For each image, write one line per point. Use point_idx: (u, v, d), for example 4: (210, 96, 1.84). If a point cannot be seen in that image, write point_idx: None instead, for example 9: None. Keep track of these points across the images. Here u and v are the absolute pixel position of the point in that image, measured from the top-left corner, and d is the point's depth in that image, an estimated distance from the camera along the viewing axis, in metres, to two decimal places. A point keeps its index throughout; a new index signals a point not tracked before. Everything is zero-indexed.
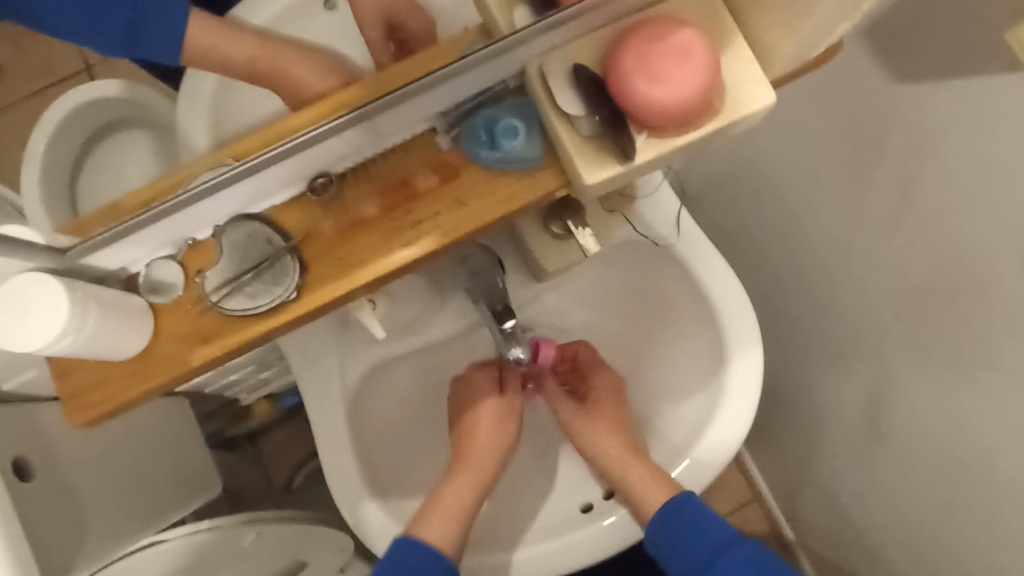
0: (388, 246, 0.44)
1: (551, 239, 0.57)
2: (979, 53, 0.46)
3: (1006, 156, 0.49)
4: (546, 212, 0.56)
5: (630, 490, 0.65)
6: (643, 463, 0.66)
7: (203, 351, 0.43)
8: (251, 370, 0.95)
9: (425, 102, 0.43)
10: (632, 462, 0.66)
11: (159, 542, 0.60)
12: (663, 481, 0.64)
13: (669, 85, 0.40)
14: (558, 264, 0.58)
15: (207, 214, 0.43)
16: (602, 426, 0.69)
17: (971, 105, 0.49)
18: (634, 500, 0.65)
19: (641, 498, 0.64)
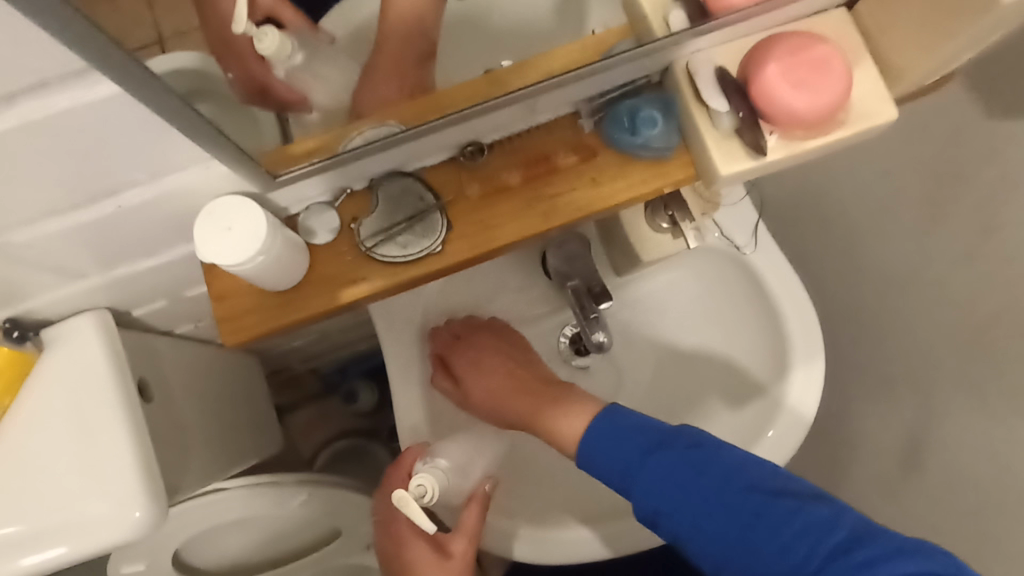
0: (525, 214, 0.48)
1: (650, 231, 0.61)
2: None
3: None
4: (653, 206, 0.60)
5: (533, 419, 0.62)
6: (536, 393, 0.64)
7: (351, 290, 0.47)
8: (313, 339, 0.98)
9: (577, 87, 0.48)
10: (556, 404, 0.61)
11: (219, 490, 0.71)
12: (577, 408, 0.59)
13: (808, 91, 0.44)
14: (654, 255, 0.61)
15: (370, 166, 0.47)
16: (486, 379, 0.66)
17: None
18: (551, 438, 0.60)
19: (560, 437, 0.59)
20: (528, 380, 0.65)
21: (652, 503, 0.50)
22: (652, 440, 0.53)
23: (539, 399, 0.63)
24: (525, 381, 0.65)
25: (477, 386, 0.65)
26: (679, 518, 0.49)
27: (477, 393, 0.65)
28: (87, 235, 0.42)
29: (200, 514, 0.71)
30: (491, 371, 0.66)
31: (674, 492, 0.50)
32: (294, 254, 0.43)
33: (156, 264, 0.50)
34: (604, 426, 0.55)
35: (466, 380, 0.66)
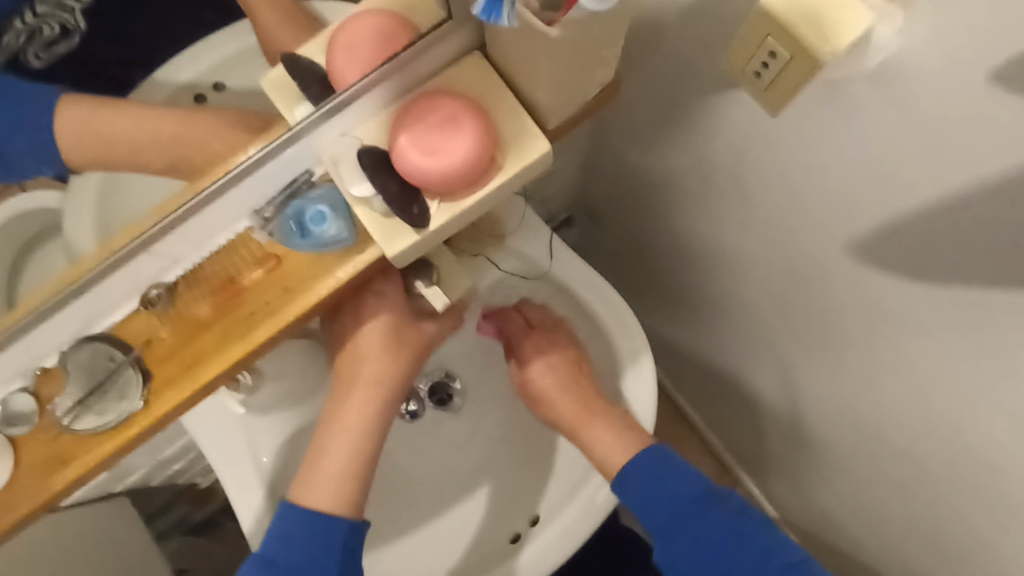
0: (226, 343, 0.47)
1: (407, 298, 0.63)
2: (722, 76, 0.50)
3: (783, 154, 0.52)
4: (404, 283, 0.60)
5: (603, 453, 0.67)
6: (608, 423, 0.68)
7: (63, 473, 0.45)
8: (192, 456, 0.97)
9: (234, 204, 0.46)
10: (588, 415, 0.69)
11: None
12: (629, 441, 0.67)
13: (439, 156, 0.43)
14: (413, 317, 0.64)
15: (48, 343, 0.46)
16: (551, 375, 0.71)
17: (741, 117, 0.52)
18: (601, 463, 0.68)
19: (609, 460, 0.67)
20: (584, 382, 0.72)
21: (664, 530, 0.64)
22: (689, 495, 0.63)
23: (574, 389, 0.71)
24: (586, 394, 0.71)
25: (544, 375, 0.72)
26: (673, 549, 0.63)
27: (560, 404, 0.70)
28: None
29: None
30: (557, 364, 0.72)
31: (710, 558, 0.62)
32: None
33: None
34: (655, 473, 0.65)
35: (524, 351, 0.74)
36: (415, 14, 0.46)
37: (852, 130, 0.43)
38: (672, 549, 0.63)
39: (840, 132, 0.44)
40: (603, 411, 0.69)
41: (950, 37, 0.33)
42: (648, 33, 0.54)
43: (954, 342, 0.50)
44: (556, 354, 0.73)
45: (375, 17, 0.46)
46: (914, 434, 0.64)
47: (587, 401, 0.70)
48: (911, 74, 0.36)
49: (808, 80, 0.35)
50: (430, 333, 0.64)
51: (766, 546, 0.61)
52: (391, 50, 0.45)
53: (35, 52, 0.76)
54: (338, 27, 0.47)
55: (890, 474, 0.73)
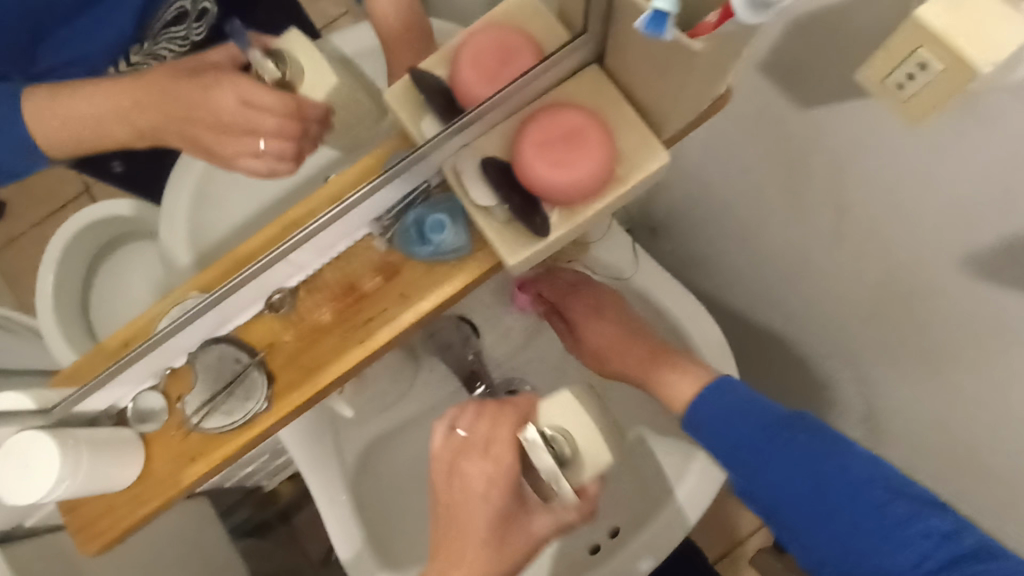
0: (346, 348, 0.48)
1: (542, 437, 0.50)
2: (836, 86, 0.50)
3: (896, 162, 0.51)
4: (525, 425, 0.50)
5: (659, 386, 0.67)
6: (671, 363, 0.68)
7: (191, 470, 0.47)
8: (265, 458, 0.99)
9: (358, 213, 0.48)
10: (652, 359, 0.70)
11: None
12: (685, 372, 0.67)
13: (564, 167, 0.44)
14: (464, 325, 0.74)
15: (181, 344, 0.48)
16: (605, 328, 0.73)
17: (856, 126, 0.51)
18: (662, 394, 0.67)
19: (670, 391, 0.66)
20: (642, 334, 0.73)
21: (767, 499, 0.55)
22: (767, 423, 0.57)
23: (628, 341, 0.72)
24: (635, 336, 0.73)
25: (597, 331, 0.73)
26: (786, 518, 0.54)
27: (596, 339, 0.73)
28: None
29: None
30: (607, 321, 0.73)
31: (799, 495, 0.52)
32: (121, 464, 0.45)
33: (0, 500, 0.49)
34: (721, 404, 0.61)
35: (586, 329, 0.74)
36: (535, 29, 0.47)
37: (984, 138, 0.42)
38: (754, 479, 0.56)
39: (969, 143, 0.43)
40: (670, 358, 0.69)
41: None
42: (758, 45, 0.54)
43: None
44: (607, 303, 0.74)
45: (496, 32, 0.47)
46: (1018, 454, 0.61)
47: (632, 333, 0.73)
48: None
49: (957, 92, 0.35)
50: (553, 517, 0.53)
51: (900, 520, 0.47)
52: (514, 65, 0.46)
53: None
54: (459, 42, 0.49)
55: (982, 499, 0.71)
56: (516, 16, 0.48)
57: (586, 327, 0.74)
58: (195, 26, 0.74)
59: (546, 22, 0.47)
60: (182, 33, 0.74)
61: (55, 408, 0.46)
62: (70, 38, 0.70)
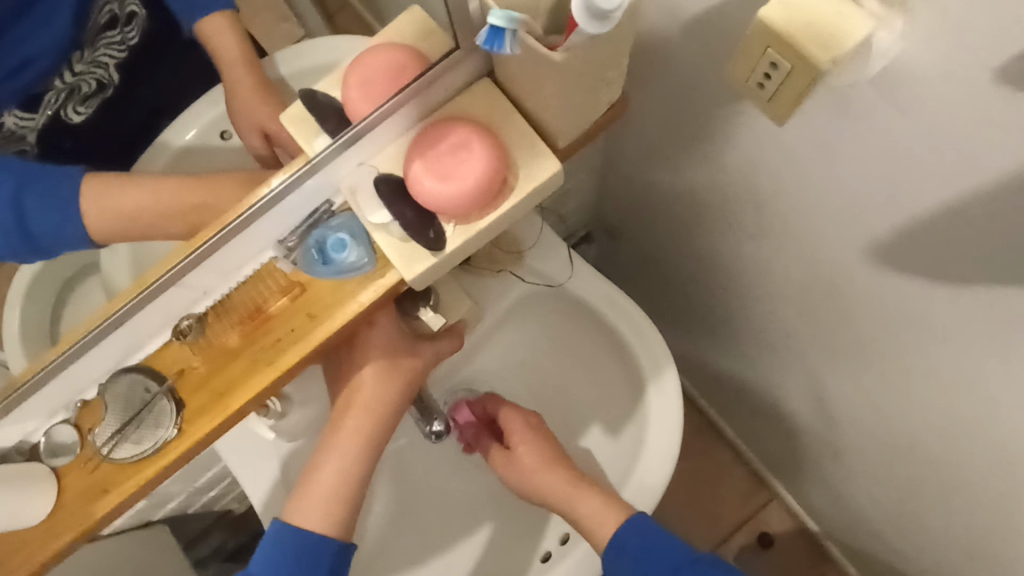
0: (254, 370, 0.48)
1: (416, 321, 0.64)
2: (725, 87, 0.50)
3: (793, 158, 0.51)
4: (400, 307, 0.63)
5: (589, 516, 0.66)
6: (596, 488, 0.67)
7: (103, 501, 0.47)
8: (227, 483, 0.98)
9: (257, 235, 0.48)
10: (574, 487, 0.68)
11: None
12: (616, 504, 0.66)
13: (453, 180, 0.44)
14: None
15: (88, 373, 0.48)
16: (522, 452, 0.71)
17: (752, 123, 0.52)
18: (588, 530, 0.66)
19: (597, 526, 0.65)
20: (563, 459, 0.71)
21: None
22: (670, 561, 0.62)
23: (558, 462, 0.70)
24: (558, 454, 0.71)
25: (524, 457, 0.71)
26: None
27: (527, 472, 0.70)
28: None
29: None
30: (528, 441, 0.72)
31: None
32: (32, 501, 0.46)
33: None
34: (644, 537, 0.63)
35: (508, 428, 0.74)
36: (425, 46, 0.48)
37: (860, 131, 0.43)
38: None
39: (849, 137, 0.44)
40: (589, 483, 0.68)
41: (954, 39, 0.33)
42: (654, 49, 0.55)
43: (984, 343, 0.49)
44: (532, 417, 0.74)
45: (386, 51, 0.48)
46: (949, 433, 0.62)
47: (558, 458, 0.71)
48: (915, 75, 0.36)
49: (809, 90, 0.36)
50: (429, 353, 0.64)
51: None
52: (403, 81, 0.47)
53: (74, 110, 0.81)
54: (353, 62, 0.49)
55: (932, 477, 0.71)
56: (407, 34, 0.49)
57: (513, 455, 0.72)
58: (127, 30, 0.84)
59: (435, 38, 0.48)
60: (117, 37, 0.84)
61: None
62: (21, 37, 0.74)
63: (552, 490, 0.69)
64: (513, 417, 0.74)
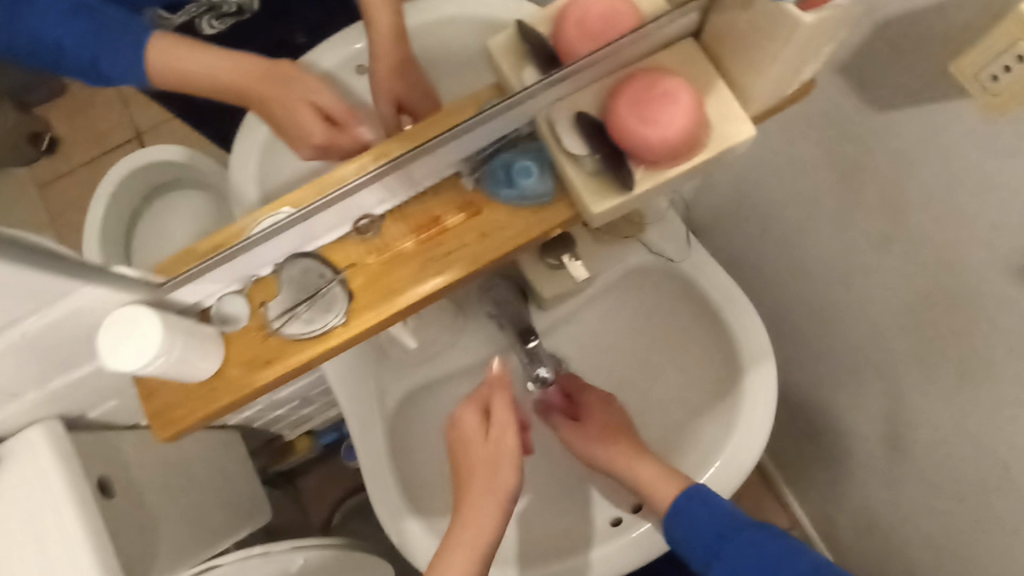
0: (424, 275, 0.51)
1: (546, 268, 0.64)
2: (925, 79, 0.52)
3: (969, 163, 0.53)
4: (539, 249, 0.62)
5: (646, 480, 0.67)
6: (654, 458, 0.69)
7: (267, 371, 0.50)
8: (293, 405, 1.02)
9: (451, 153, 0.50)
10: (635, 455, 0.69)
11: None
12: (673, 474, 0.67)
13: (658, 125, 0.46)
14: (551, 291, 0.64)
15: (270, 254, 0.50)
16: (591, 423, 0.73)
17: (933, 125, 0.53)
18: (649, 495, 0.67)
19: (654, 491, 0.66)
20: (628, 431, 0.73)
21: None
22: (716, 529, 0.62)
23: (619, 436, 0.71)
24: (626, 429, 0.73)
25: (597, 417, 0.73)
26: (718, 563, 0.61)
27: (597, 437, 0.71)
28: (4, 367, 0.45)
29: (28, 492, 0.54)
30: (606, 409, 0.74)
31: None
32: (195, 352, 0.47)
33: (82, 378, 0.53)
34: (702, 509, 0.63)
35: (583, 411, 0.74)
36: None
37: None
38: None
39: None
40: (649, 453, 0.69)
41: None
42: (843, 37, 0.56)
43: None
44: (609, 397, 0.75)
45: None
46: None
47: (625, 429, 0.72)
48: None
49: None
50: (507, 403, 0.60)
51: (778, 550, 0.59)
52: (619, 26, 0.48)
53: (208, 24, 0.70)
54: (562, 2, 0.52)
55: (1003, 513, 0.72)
56: None
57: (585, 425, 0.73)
58: None
59: None
60: None
61: (163, 284, 0.46)
62: None
63: (611, 460, 0.70)
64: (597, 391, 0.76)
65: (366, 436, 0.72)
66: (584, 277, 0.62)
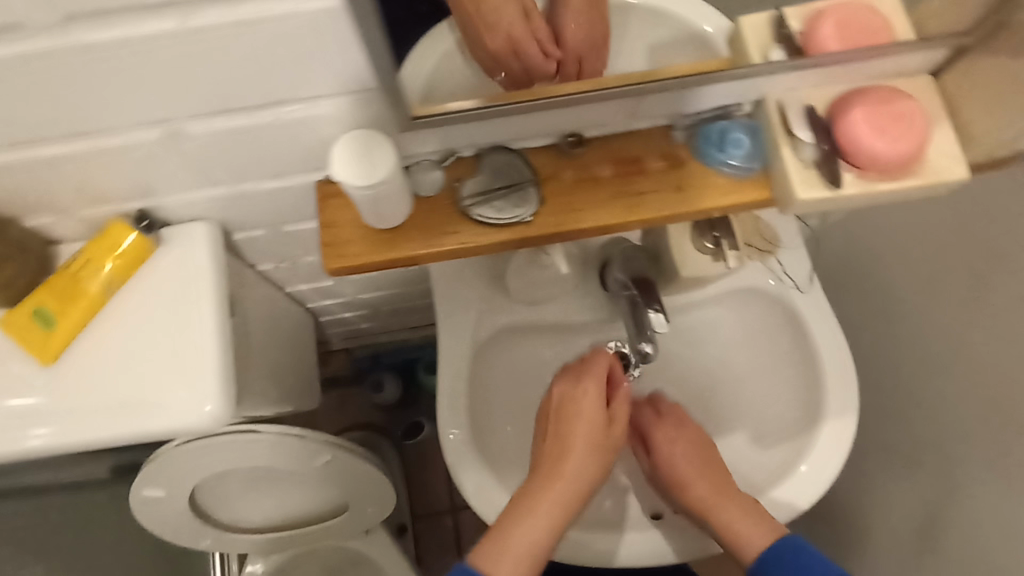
0: (612, 204, 0.53)
1: (695, 249, 0.66)
2: None
3: None
4: (702, 226, 0.65)
5: (731, 524, 0.65)
6: (743, 500, 0.66)
7: (444, 240, 0.52)
8: (364, 312, 1.04)
9: (675, 103, 0.53)
10: (723, 498, 0.67)
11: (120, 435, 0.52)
12: (765, 522, 0.65)
13: (887, 138, 0.48)
14: (692, 272, 0.66)
15: (482, 136, 0.52)
16: (680, 452, 0.70)
17: None
18: (730, 538, 0.65)
19: (740, 537, 0.65)
20: (717, 470, 0.70)
21: None
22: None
23: (707, 476, 0.68)
24: (715, 468, 0.70)
25: (680, 458, 0.70)
26: None
27: (682, 469, 0.69)
28: (222, 148, 0.47)
29: (159, 281, 0.54)
30: (692, 445, 0.71)
31: None
32: (397, 202, 0.49)
33: (269, 190, 0.54)
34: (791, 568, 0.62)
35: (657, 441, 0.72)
36: (895, 17, 0.51)
37: None
38: None
39: None
40: (741, 498, 0.67)
41: None
42: None
43: None
44: (694, 435, 0.72)
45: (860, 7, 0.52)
46: None
47: (708, 468, 0.69)
48: None
49: None
50: (595, 392, 0.66)
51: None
52: (874, 38, 0.51)
53: None
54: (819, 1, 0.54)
55: None
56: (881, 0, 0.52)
57: (666, 464, 0.71)
58: None
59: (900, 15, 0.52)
60: None
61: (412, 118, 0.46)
62: None
63: (696, 496, 0.68)
64: (688, 427, 0.72)
65: (454, 354, 0.74)
66: (735, 267, 0.64)
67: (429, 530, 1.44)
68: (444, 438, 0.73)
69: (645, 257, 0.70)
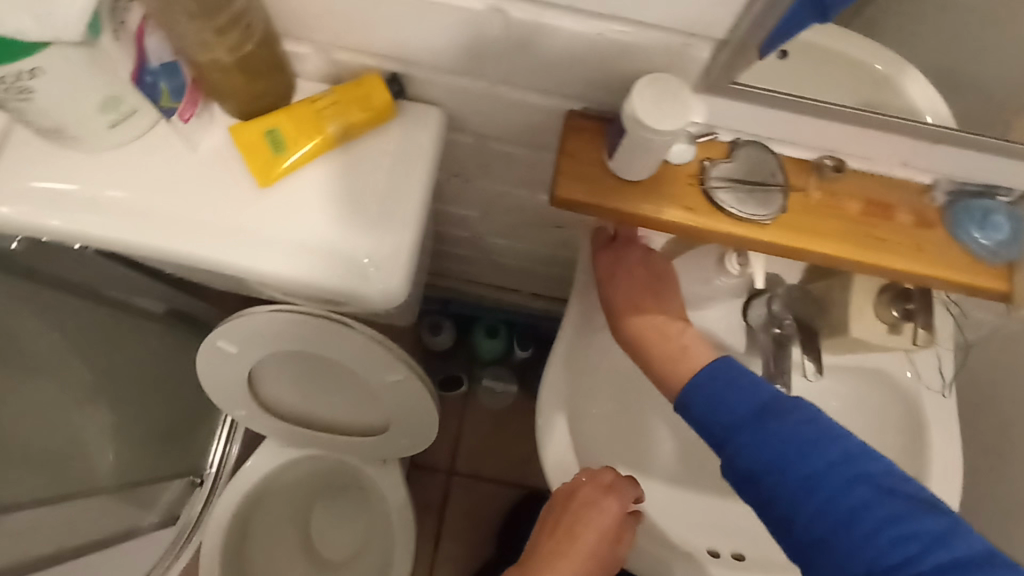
0: (851, 239, 0.51)
1: (882, 317, 0.63)
2: None
3: None
4: (896, 294, 0.62)
5: (659, 357, 0.58)
6: (657, 311, 0.60)
7: (678, 212, 0.51)
8: (469, 255, 1.02)
9: (952, 163, 0.51)
10: (672, 331, 0.59)
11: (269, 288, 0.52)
12: (687, 344, 0.58)
13: None
14: (862, 333, 0.63)
15: (752, 126, 0.50)
16: (622, 261, 0.62)
17: None
18: (660, 370, 0.58)
19: (671, 367, 0.57)
20: (661, 288, 0.61)
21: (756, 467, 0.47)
22: (753, 405, 0.50)
23: (667, 311, 0.60)
24: (659, 288, 0.61)
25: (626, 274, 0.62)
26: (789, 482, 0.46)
27: (629, 291, 0.61)
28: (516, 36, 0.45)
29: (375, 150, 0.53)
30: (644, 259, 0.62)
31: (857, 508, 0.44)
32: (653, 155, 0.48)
33: (515, 96, 0.52)
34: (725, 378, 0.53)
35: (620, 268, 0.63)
36: None
37: None
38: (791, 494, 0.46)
39: None
40: (678, 323, 0.60)
41: None
42: None
43: None
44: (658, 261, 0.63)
45: None
46: None
47: (654, 287, 0.61)
48: None
49: None
50: (612, 512, 0.62)
51: (891, 514, 0.43)
52: None
53: None
54: None
55: None
56: None
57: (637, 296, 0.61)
58: None
59: None
60: None
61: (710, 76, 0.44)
62: None
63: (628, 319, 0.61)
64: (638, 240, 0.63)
65: (581, 324, 0.72)
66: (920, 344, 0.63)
67: (422, 483, 1.43)
68: (542, 401, 0.70)
69: (813, 303, 0.67)
